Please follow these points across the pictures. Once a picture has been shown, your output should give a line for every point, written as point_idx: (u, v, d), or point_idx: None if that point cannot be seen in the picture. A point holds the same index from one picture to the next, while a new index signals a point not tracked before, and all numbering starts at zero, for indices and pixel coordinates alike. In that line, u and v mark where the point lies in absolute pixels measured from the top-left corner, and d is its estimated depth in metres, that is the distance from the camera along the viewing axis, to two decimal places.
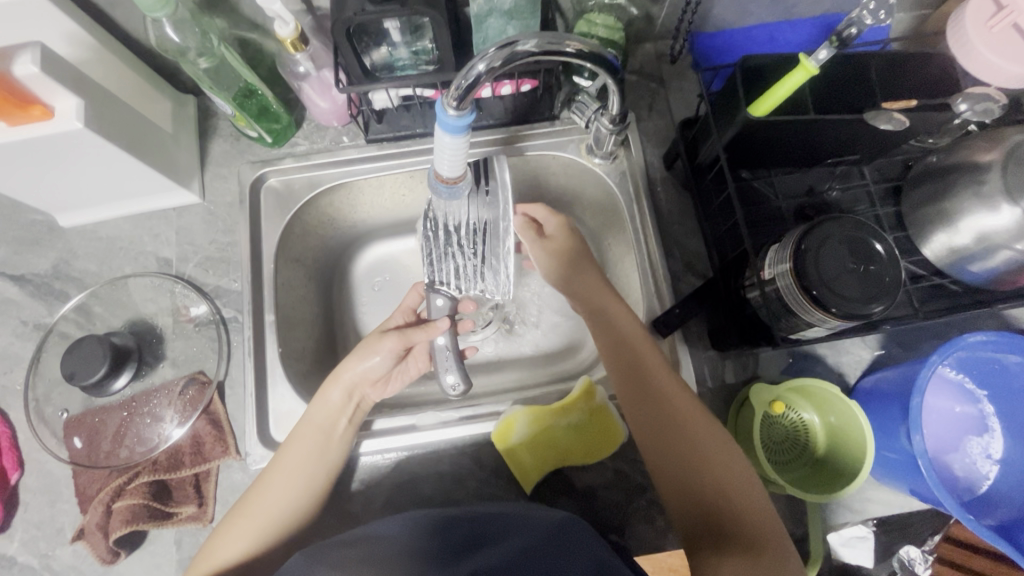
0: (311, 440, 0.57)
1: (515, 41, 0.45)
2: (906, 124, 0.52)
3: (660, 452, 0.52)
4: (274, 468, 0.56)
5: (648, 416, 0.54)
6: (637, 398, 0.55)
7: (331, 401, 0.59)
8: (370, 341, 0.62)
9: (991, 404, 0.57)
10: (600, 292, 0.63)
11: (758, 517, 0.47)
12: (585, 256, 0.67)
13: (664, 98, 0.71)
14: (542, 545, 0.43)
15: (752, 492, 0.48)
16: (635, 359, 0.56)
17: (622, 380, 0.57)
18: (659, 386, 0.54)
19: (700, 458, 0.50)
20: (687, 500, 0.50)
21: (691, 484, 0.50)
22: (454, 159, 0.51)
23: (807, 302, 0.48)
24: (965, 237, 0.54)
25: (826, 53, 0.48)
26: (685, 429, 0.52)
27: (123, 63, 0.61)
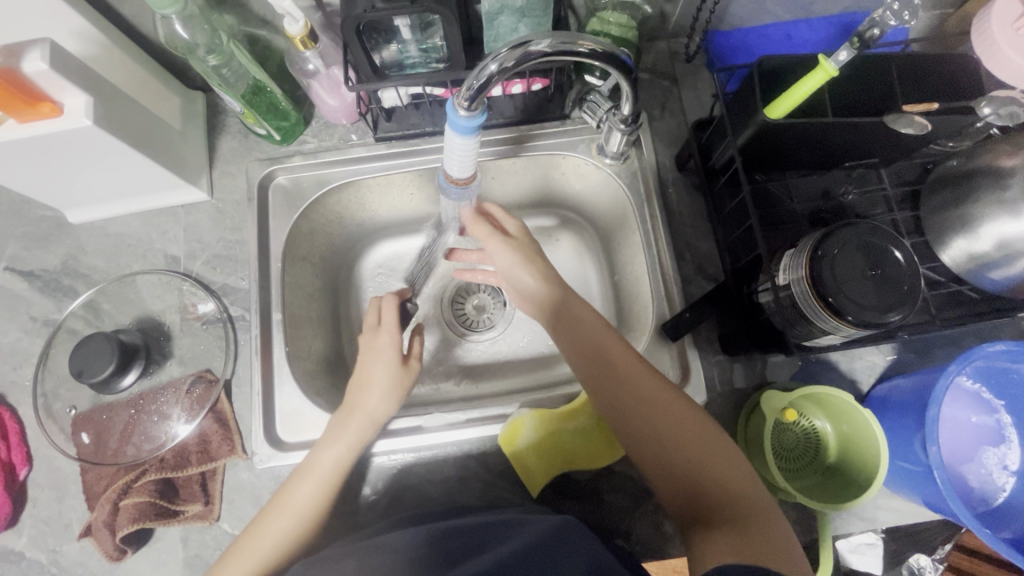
0: (320, 480, 0.56)
1: (528, 41, 0.44)
2: (927, 128, 0.52)
3: (636, 441, 0.51)
4: (278, 504, 0.55)
5: (619, 408, 0.52)
6: (606, 393, 0.53)
7: (355, 441, 0.57)
8: (394, 381, 0.61)
9: (1008, 414, 0.56)
10: (561, 293, 0.61)
11: (743, 487, 0.46)
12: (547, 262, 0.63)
13: (677, 97, 0.70)
14: (542, 543, 0.44)
15: (733, 463, 0.47)
16: (599, 355, 0.55)
17: (588, 375, 0.55)
18: (626, 377, 0.53)
19: (677, 439, 0.49)
20: (672, 482, 0.48)
21: (673, 467, 0.48)
22: (463, 159, 0.50)
23: (823, 310, 0.47)
24: (986, 243, 0.52)
25: (846, 54, 0.46)
26: (658, 415, 0.50)
27: (131, 59, 0.60)
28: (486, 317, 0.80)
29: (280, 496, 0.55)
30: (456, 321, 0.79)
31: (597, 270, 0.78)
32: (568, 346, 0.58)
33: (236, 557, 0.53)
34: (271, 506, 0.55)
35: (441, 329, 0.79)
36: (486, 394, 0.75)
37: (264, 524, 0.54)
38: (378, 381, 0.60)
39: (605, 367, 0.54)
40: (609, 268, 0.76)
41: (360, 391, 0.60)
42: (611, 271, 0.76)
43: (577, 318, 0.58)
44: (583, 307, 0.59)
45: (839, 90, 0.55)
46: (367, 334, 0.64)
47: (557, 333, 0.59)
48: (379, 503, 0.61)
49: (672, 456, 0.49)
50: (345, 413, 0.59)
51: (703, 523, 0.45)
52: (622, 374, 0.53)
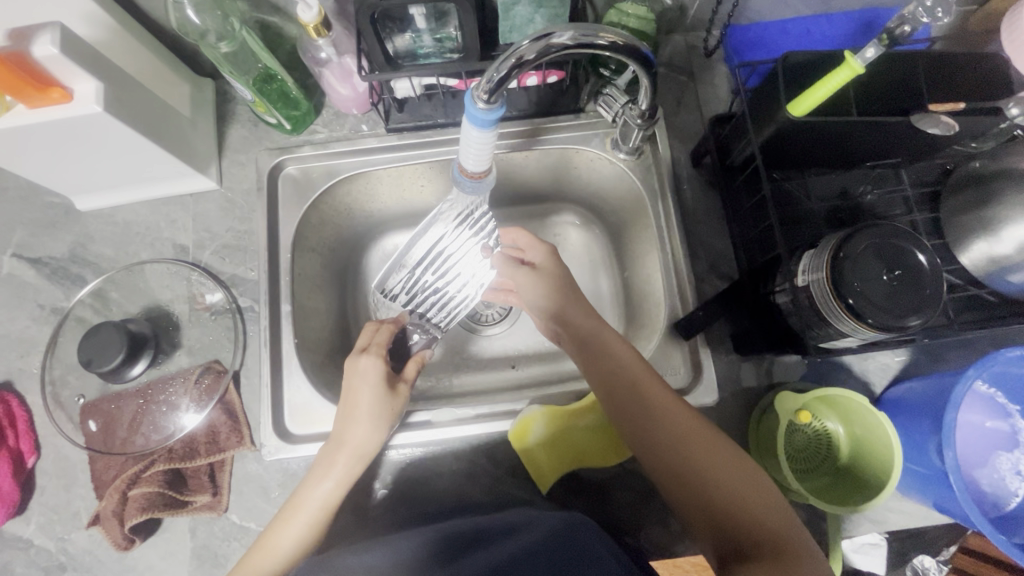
0: (308, 517, 0.54)
1: (550, 34, 0.43)
2: (955, 128, 0.51)
3: (666, 472, 0.50)
4: (263, 547, 0.54)
5: (648, 438, 0.52)
6: (633, 424, 0.53)
7: (346, 478, 0.56)
8: (382, 408, 0.58)
9: (1023, 419, 0.56)
10: (586, 321, 0.60)
11: (773, 514, 0.46)
12: (577, 288, 0.63)
13: (694, 92, 0.69)
14: (554, 538, 0.44)
15: (763, 495, 0.47)
16: (625, 384, 0.54)
17: (611, 401, 0.54)
18: (654, 406, 0.52)
19: (711, 470, 0.48)
20: (705, 512, 0.47)
21: (706, 499, 0.48)
22: (480, 153, 0.49)
23: (841, 311, 0.46)
24: (1007, 246, 0.52)
25: (874, 51, 0.45)
26: (689, 444, 0.50)
27: (141, 44, 0.59)
28: (494, 312, 0.79)
29: (264, 539, 0.54)
30: (465, 314, 0.79)
31: (608, 267, 0.78)
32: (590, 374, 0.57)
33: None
34: (257, 548, 0.54)
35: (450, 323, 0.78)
36: (494, 388, 0.74)
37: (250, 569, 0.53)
38: (364, 409, 0.57)
39: (631, 397, 0.53)
40: (620, 264, 0.76)
41: (347, 423, 0.57)
42: (622, 267, 0.75)
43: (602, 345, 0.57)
44: (610, 337, 0.58)
45: (862, 90, 0.54)
46: (350, 359, 0.61)
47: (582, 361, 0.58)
48: (387, 499, 0.60)
49: (705, 488, 0.48)
50: (343, 434, 0.57)
51: (739, 558, 0.43)
52: (649, 402, 0.53)
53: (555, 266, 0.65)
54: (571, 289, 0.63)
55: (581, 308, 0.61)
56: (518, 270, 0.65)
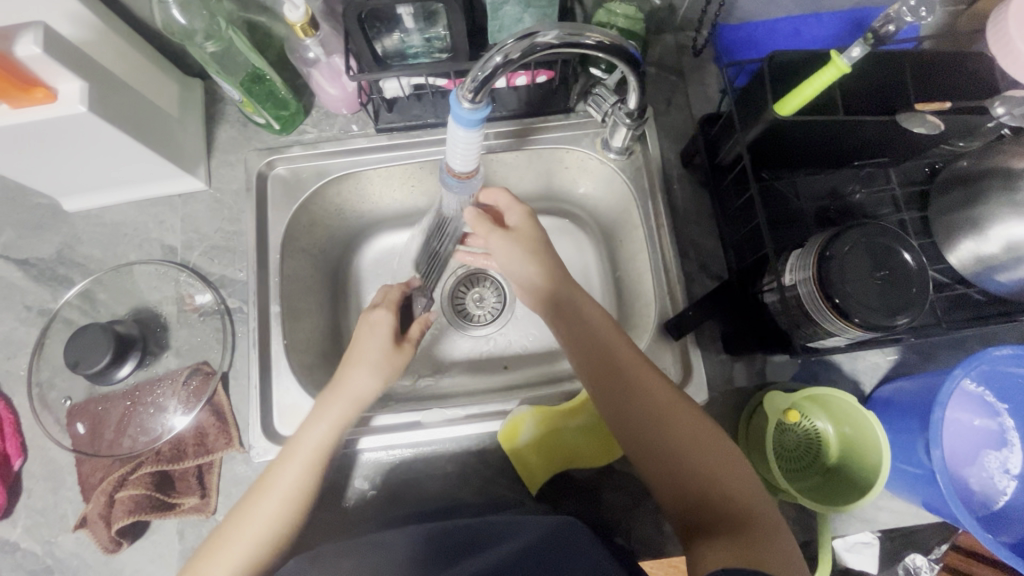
0: (304, 462, 0.54)
1: (534, 33, 0.43)
2: (940, 127, 0.51)
3: (639, 440, 0.50)
4: (261, 490, 0.53)
5: (624, 407, 0.51)
6: (610, 394, 0.52)
7: (341, 420, 0.56)
8: (383, 358, 0.60)
9: (1011, 418, 0.56)
10: (569, 290, 0.59)
11: (740, 487, 0.46)
12: (553, 252, 0.62)
13: (684, 92, 0.69)
14: (543, 542, 0.44)
15: (731, 467, 0.47)
16: (605, 354, 0.54)
17: (590, 371, 0.54)
18: (634, 375, 0.52)
19: (683, 438, 0.49)
20: (673, 481, 0.48)
21: (676, 471, 0.48)
22: (467, 153, 0.49)
23: (829, 310, 0.46)
24: (994, 245, 0.52)
25: (859, 50, 0.46)
26: (665, 413, 0.50)
27: (127, 44, 0.59)
28: (486, 312, 0.79)
29: (257, 491, 0.53)
30: (456, 314, 0.79)
31: (599, 266, 0.77)
32: (570, 343, 0.57)
33: (214, 554, 0.51)
34: (251, 499, 0.53)
35: (441, 323, 0.78)
36: (486, 390, 0.74)
37: (246, 521, 0.52)
38: (367, 356, 0.59)
39: (611, 367, 0.53)
40: (611, 264, 0.76)
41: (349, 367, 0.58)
42: (614, 267, 0.75)
43: (584, 316, 0.57)
44: (591, 308, 0.58)
45: (849, 90, 0.54)
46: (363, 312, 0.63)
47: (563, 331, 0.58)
48: (376, 500, 0.60)
49: (675, 458, 0.48)
50: (334, 400, 0.56)
51: (704, 527, 0.44)
52: (628, 372, 0.52)
53: (530, 227, 0.63)
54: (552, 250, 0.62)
55: (564, 276, 0.60)
56: (493, 231, 0.62)
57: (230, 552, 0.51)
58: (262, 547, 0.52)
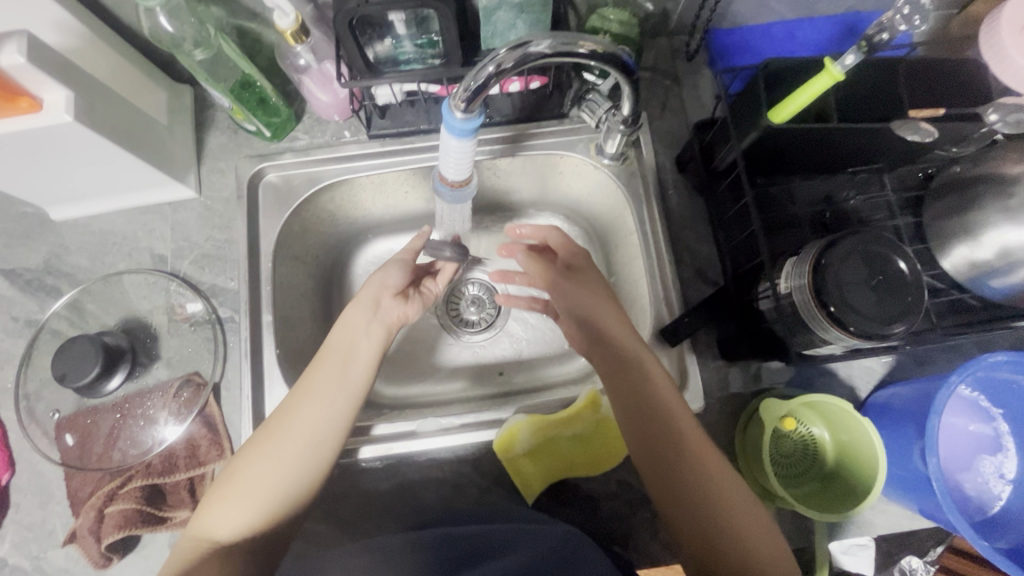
0: (336, 359, 0.56)
1: (527, 42, 0.42)
2: (934, 134, 0.51)
3: (671, 496, 0.49)
4: (277, 424, 0.52)
5: (662, 462, 0.50)
6: (648, 447, 0.51)
7: (366, 321, 0.58)
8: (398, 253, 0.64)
9: (1006, 423, 0.56)
10: (613, 329, 0.56)
11: (776, 565, 0.46)
12: (599, 285, 0.60)
13: (678, 96, 0.69)
14: (544, 555, 0.43)
15: (768, 542, 0.47)
16: (648, 402, 0.52)
17: (633, 414, 0.52)
18: (676, 428, 0.50)
19: (718, 502, 0.48)
20: (699, 546, 0.47)
21: (711, 538, 0.47)
22: (460, 162, 0.49)
23: (824, 319, 0.46)
24: (987, 251, 0.52)
25: (853, 58, 0.46)
26: (704, 473, 0.49)
27: (115, 52, 0.58)
28: (481, 317, 0.78)
29: (295, 396, 0.53)
30: (451, 319, 0.78)
31: None
32: (610, 381, 0.55)
33: (256, 454, 0.50)
34: (291, 403, 0.53)
35: (436, 329, 0.77)
36: (484, 396, 0.74)
37: (288, 420, 0.52)
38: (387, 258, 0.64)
39: (653, 417, 0.51)
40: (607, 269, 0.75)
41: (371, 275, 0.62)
42: (609, 273, 0.75)
43: (627, 355, 0.55)
44: (635, 346, 0.55)
45: (843, 97, 0.54)
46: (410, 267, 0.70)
47: (604, 367, 0.56)
48: (372, 510, 0.60)
49: (713, 523, 0.48)
50: (368, 324, 0.58)
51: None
52: (670, 424, 0.51)
53: (578, 257, 0.63)
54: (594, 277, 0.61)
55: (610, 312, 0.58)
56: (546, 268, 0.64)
57: (274, 449, 0.50)
58: (309, 445, 0.51)
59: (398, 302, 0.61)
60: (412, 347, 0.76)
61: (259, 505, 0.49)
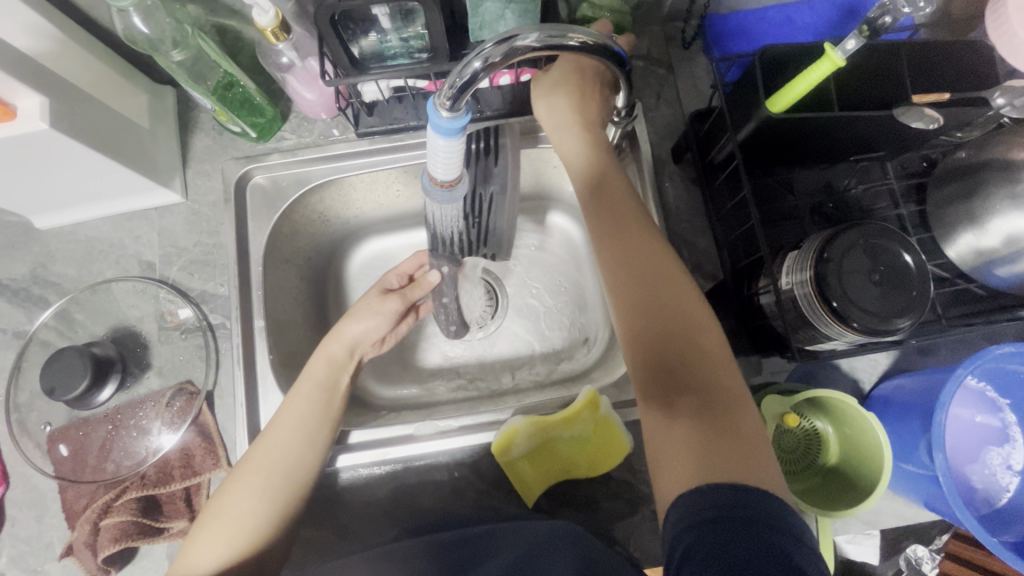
0: (306, 397, 0.55)
1: (515, 35, 0.39)
2: (939, 121, 0.49)
3: (632, 317, 0.47)
4: (248, 464, 0.52)
5: (630, 281, 0.48)
6: (618, 272, 0.49)
7: (335, 363, 0.58)
8: (386, 305, 0.62)
9: (1013, 413, 0.55)
10: (579, 150, 0.55)
11: (720, 371, 0.44)
12: (589, 93, 0.56)
13: (673, 85, 0.67)
14: (530, 550, 0.44)
15: (715, 351, 0.44)
16: (621, 224, 0.50)
17: (596, 228, 0.51)
18: (637, 242, 0.49)
19: (677, 326, 0.45)
20: (651, 361, 0.45)
21: (659, 336, 0.45)
22: (448, 162, 0.46)
23: (827, 316, 0.45)
24: (993, 239, 0.51)
25: (855, 42, 0.44)
26: (671, 297, 0.46)
27: (90, 54, 0.56)
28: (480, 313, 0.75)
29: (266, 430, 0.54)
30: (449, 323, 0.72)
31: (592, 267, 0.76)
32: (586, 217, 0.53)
33: (231, 492, 0.51)
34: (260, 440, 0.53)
35: (432, 329, 0.76)
36: (482, 395, 0.73)
37: (255, 456, 0.52)
38: (368, 304, 0.62)
39: (615, 226, 0.50)
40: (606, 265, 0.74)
41: (344, 319, 0.60)
42: None
43: (603, 191, 0.53)
44: (614, 184, 0.53)
45: (844, 83, 0.52)
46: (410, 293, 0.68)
47: (581, 200, 0.54)
48: (370, 513, 0.59)
49: (664, 325, 0.45)
50: (340, 364, 0.59)
51: (664, 407, 0.43)
52: (642, 251, 0.49)
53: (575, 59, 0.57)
54: (587, 84, 0.57)
55: (583, 121, 0.56)
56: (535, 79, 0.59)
57: (264, 482, 0.51)
58: (277, 474, 0.52)
59: (377, 348, 0.64)
60: (404, 346, 0.76)
61: (233, 541, 0.49)
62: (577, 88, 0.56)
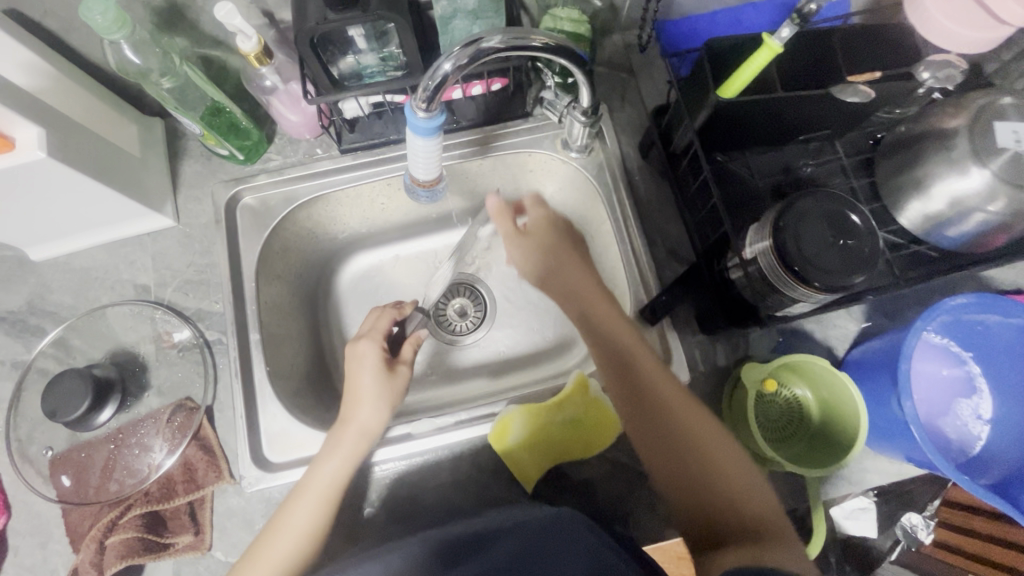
0: (318, 497, 0.54)
1: (480, 38, 0.43)
2: (873, 96, 0.54)
3: (665, 463, 0.53)
4: (258, 551, 0.53)
5: (655, 433, 0.54)
6: (638, 425, 0.55)
7: (353, 456, 0.56)
8: (384, 389, 0.60)
9: (976, 364, 0.58)
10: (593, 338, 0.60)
11: (753, 500, 0.50)
12: (570, 253, 0.65)
13: (636, 88, 0.71)
14: (534, 538, 0.46)
15: (744, 480, 0.51)
16: (637, 377, 0.56)
17: (615, 382, 0.57)
18: (656, 391, 0.55)
19: (708, 464, 0.51)
20: (693, 505, 0.51)
21: (695, 477, 0.51)
22: (428, 162, 0.51)
23: (790, 279, 0.48)
24: (939, 203, 0.55)
25: (788, 31, 0.48)
26: (694, 439, 0.52)
27: (83, 89, 0.59)
28: (468, 321, 0.79)
29: (280, 513, 0.55)
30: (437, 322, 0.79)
31: None
32: (605, 368, 0.58)
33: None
34: (272, 525, 0.54)
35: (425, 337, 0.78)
36: (477, 396, 0.75)
37: (265, 543, 0.53)
38: (367, 391, 0.59)
39: (632, 376, 0.56)
40: None
41: (351, 404, 0.58)
42: None
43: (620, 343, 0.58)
44: (627, 329, 0.59)
45: (786, 69, 0.57)
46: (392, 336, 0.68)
47: (596, 352, 0.59)
48: (376, 514, 0.60)
49: (698, 464, 0.52)
50: (352, 457, 0.56)
51: (716, 544, 0.48)
52: (660, 404, 0.54)
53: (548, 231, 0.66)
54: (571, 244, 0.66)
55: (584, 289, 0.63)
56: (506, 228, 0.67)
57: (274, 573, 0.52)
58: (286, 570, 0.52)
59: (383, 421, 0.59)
60: None
61: None
62: (558, 249, 0.66)
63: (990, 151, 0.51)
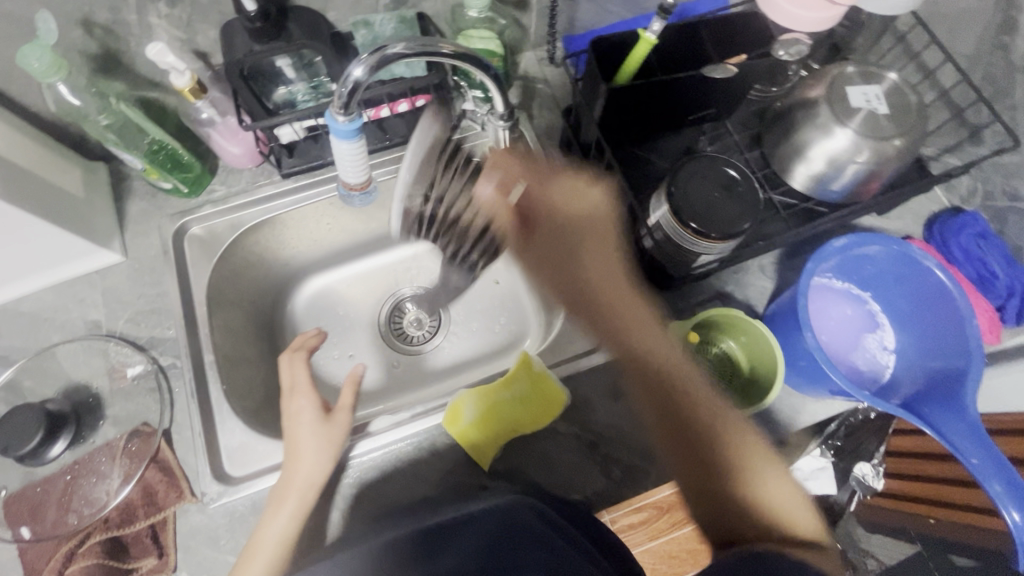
0: (271, 556, 0.55)
1: (385, 46, 0.48)
2: (735, 71, 0.61)
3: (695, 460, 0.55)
4: None
5: (686, 432, 0.56)
6: (667, 421, 0.57)
7: (299, 511, 0.56)
8: (323, 438, 0.59)
9: (875, 301, 0.65)
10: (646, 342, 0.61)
11: (778, 496, 0.54)
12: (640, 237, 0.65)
13: (551, 95, 0.79)
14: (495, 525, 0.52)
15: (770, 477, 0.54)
16: (672, 379, 0.58)
17: (644, 388, 0.59)
18: (690, 394, 0.57)
19: (733, 457, 0.55)
20: (719, 499, 0.54)
21: (724, 472, 0.54)
22: (355, 165, 0.56)
23: (690, 235, 0.54)
24: (819, 163, 0.62)
25: (659, 24, 0.56)
26: (724, 438, 0.55)
27: (26, 136, 0.63)
28: (424, 331, 0.83)
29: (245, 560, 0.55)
30: (395, 337, 0.83)
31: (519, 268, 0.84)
32: (632, 375, 0.60)
33: None
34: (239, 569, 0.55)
35: (383, 350, 0.82)
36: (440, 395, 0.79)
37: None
38: (304, 444, 0.58)
39: (666, 381, 0.58)
40: None
41: (291, 462, 0.58)
42: None
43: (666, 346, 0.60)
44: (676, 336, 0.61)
45: (664, 59, 0.65)
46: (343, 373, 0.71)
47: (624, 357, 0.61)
48: (340, 517, 0.61)
49: (727, 462, 0.55)
50: (296, 517, 0.56)
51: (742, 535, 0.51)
52: (686, 405, 0.57)
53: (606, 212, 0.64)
54: (603, 237, 0.64)
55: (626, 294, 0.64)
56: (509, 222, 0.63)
57: None
58: None
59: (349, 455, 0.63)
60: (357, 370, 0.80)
61: None
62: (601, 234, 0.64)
63: (847, 112, 0.59)
